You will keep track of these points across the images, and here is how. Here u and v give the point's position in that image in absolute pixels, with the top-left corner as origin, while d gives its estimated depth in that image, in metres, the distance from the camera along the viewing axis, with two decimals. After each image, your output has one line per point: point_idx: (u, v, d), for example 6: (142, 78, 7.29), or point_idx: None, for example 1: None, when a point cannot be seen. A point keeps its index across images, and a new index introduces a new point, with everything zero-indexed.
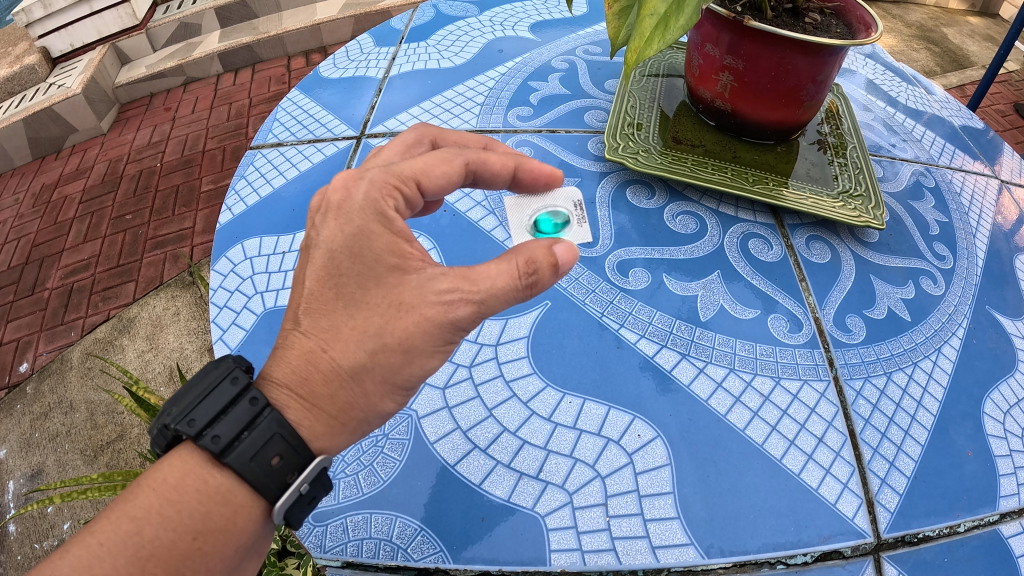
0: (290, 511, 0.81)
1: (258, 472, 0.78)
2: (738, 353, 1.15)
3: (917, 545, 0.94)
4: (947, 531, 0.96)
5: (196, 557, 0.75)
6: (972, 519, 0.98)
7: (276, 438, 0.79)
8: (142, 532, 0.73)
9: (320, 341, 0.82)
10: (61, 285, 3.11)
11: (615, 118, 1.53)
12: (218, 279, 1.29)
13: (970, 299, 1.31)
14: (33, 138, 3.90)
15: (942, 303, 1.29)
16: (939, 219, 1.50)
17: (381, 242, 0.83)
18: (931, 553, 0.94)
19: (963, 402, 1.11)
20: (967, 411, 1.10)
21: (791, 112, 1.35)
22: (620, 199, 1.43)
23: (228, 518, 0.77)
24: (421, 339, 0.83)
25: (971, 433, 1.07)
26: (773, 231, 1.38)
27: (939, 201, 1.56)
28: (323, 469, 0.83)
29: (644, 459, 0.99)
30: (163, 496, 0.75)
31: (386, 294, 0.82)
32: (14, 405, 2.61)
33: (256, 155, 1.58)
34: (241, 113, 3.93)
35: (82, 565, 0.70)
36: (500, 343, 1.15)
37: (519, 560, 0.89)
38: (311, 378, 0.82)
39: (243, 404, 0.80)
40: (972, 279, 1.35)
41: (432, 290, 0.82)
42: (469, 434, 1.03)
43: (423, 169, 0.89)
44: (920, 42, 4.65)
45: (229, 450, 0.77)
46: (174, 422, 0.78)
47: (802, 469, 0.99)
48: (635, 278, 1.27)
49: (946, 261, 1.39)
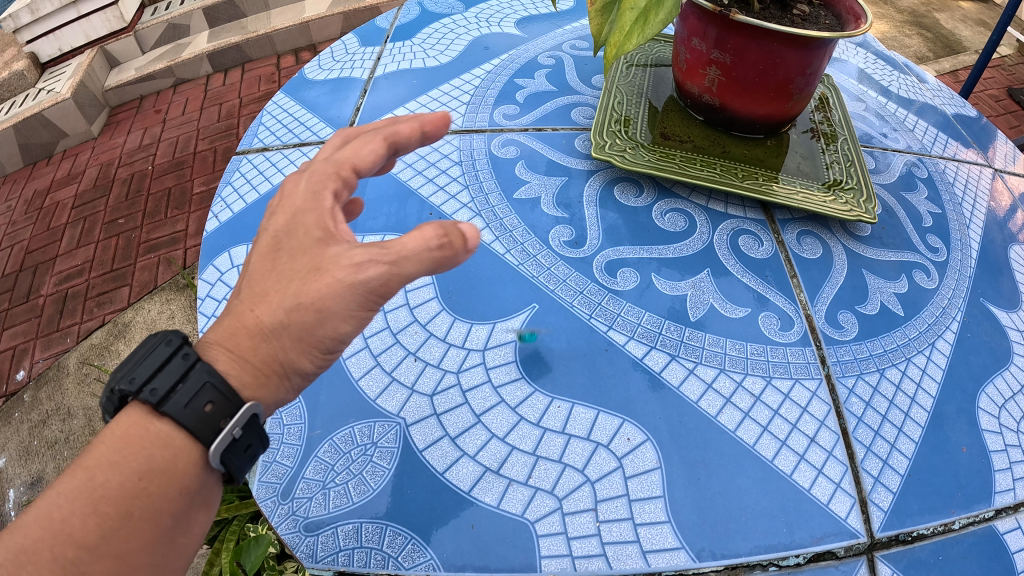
0: (226, 456, 0.78)
1: (194, 418, 0.75)
2: (729, 353, 1.13)
3: (911, 543, 0.94)
4: (941, 529, 0.96)
5: (143, 500, 0.72)
6: (968, 516, 0.98)
7: (214, 389, 0.77)
8: (91, 478, 0.71)
9: (248, 301, 0.81)
10: (55, 291, 3.09)
11: (602, 115, 1.49)
12: (205, 288, 1.27)
13: (964, 291, 1.31)
14: (24, 145, 3.88)
15: (936, 296, 1.28)
16: (932, 210, 1.49)
17: (308, 219, 0.84)
18: (926, 551, 0.94)
19: (957, 398, 1.11)
20: (961, 407, 1.10)
21: (780, 105, 1.34)
22: (608, 197, 1.38)
23: (171, 459, 0.74)
24: (335, 303, 0.79)
25: (966, 429, 1.07)
26: (764, 227, 1.36)
27: (932, 191, 1.55)
28: (255, 416, 0.80)
29: (634, 463, 0.98)
30: (106, 445, 0.72)
31: (305, 262, 0.80)
32: (12, 413, 2.60)
33: (242, 160, 1.55)
34: (231, 114, 3.91)
35: (38, 516, 0.69)
36: (487, 347, 1.12)
37: (509, 567, 0.88)
38: (236, 333, 0.80)
39: (175, 357, 0.77)
40: (967, 271, 1.35)
41: (345, 258, 0.79)
42: (458, 440, 1.01)
43: (353, 154, 0.92)
44: (912, 28, 4.64)
45: (166, 400, 0.75)
46: (117, 383, 0.75)
47: (795, 469, 0.99)
48: (623, 278, 1.23)
49: (940, 253, 1.38)
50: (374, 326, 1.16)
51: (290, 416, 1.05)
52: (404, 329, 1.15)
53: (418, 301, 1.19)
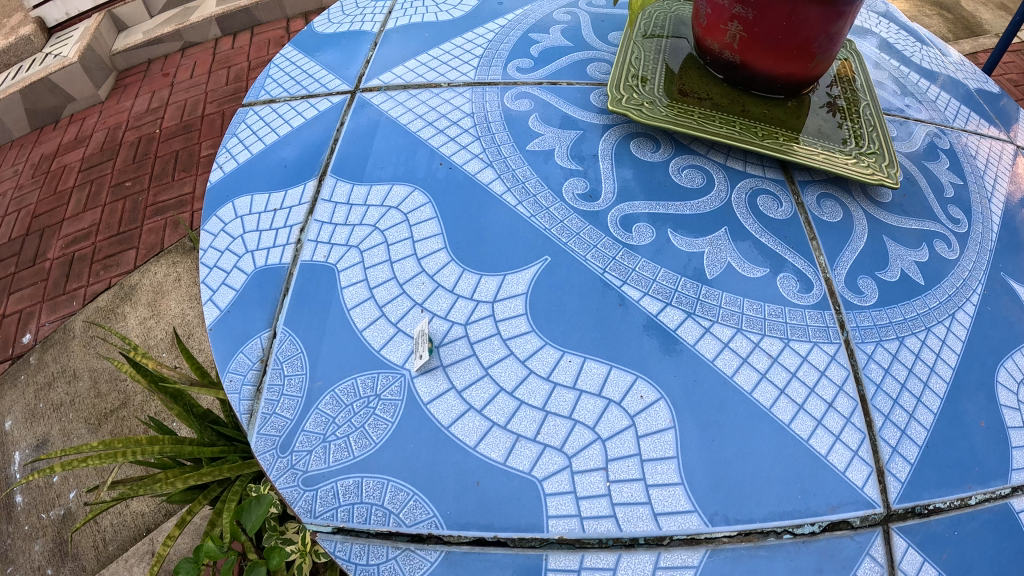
0: None
1: None
2: (746, 312, 1.08)
3: (927, 517, 0.92)
4: (957, 504, 0.93)
5: None
6: (984, 492, 0.95)
7: None
8: None
9: None
10: (62, 255, 3.07)
11: (619, 70, 1.44)
12: (208, 238, 1.23)
13: (985, 263, 1.27)
14: (31, 109, 3.84)
15: (956, 267, 1.24)
16: (954, 181, 1.44)
17: None
18: (941, 525, 0.91)
19: (975, 370, 1.08)
20: (979, 380, 1.07)
21: (801, 65, 1.29)
22: (624, 151, 1.31)
23: None
24: None
25: (984, 403, 1.04)
26: (783, 187, 1.30)
27: (954, 163, 1.50)
28: None
29: (647, 421, 0.95)
30: None
31: None
32: (17, 376, 2.59)
33: (248, 111, 1.51)
34: (240, 77, 3.85)
35: None
36: (497, 299, 1.08)
37: (516, 526, 0.87)
38: None
39: None
40: (987, 245, 1.30)
41: None
42: (464, 394, 0.97)
43: None
44: (932, 8, 4.54)
45: None
46: None
47: (811, 435, 0.96)
48: (639, 233, 1.18)
49: (961, 224, 1.33)
50: (380, 277, 1.12)
51: (291, 366, 1.03)
52: (411, 279, 1.11)
53: (426, 252, 1.15)
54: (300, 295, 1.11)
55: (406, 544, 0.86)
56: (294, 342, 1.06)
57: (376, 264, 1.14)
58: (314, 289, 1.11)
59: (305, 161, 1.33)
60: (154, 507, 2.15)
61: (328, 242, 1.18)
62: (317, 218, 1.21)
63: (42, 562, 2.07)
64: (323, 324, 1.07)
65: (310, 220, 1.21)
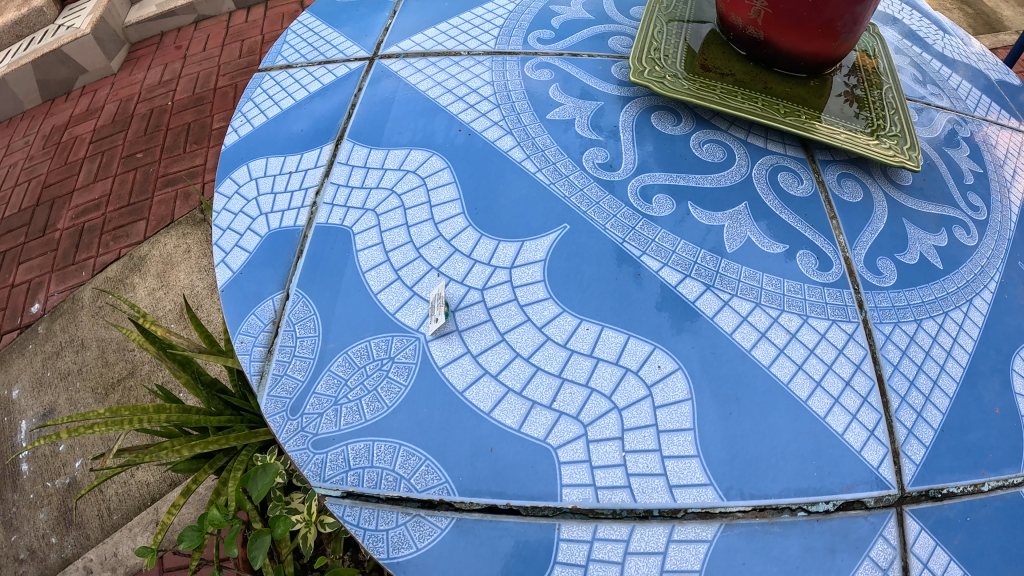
0: None
1: None
2: (765, 287, 1.07)
3: (940, 501, 0.91)
4: (970, 489, 0.93)
5: None
6: (996, 479, 0.95)
7: None
8: None
9: None
10: (71, 225, 3.07)
11: (641, 42, 1.42)
12: (222, 201, 1.24)
13: (1003, 251, 1.25)
14: (43, 81, 3.83)
15: (975, 254, 1.22)
16: (974, 168, 1.42)
17: None
18: (954, 510, 0.91)
19: (991, 357, 1.06)
20: (995, 366, 1.05)
21: (825, 44, 1.27)
22: (644, 124, 1.29)
23: None
24: None
25: (999, 390, 1.03)
26: (804, 165, 1.27)
27: (975, 150, 1.48)
28: None
29: (664, 392, 0.94)
30: None
31: None
32: (25, 345, 2.60)
33: (265, 77, 1.50)
34: (253, 50, 3.83)
35: None
36: (514, 266, 1.07)
37: (528, 495, 0.86)
38: None
39: None
40: (1006, 233, 1.29)
41: None
42: (480, 358, 0.97)
43: None
44: (953, 2, 4.48)
45: None
46: None
47: (828, 412, 0.95)
48: (659, 204, 1.16)
49: (980, 211, 1.31)
50: (396, 241, 1.11)
51: (304, 328, 1.03)
52: (427, 244, 1.10)
53: (443, 216, 1.14)
54: (315, 258, 1.11)
55: (416, 510, 0.86)
56: (307, 304, 1.05)
57: (392, 228, 1.13)
58: (329, 252, 1.11)
59: (323, 125, 1.32)
60: (159, 477, 2.15)
61: (344, 205, 1.17)
62: (333, 181, 1.21)
63: (47, 530, 2.08)
64: (337, 288, 1.06)
65: (326, 182, 1.21)
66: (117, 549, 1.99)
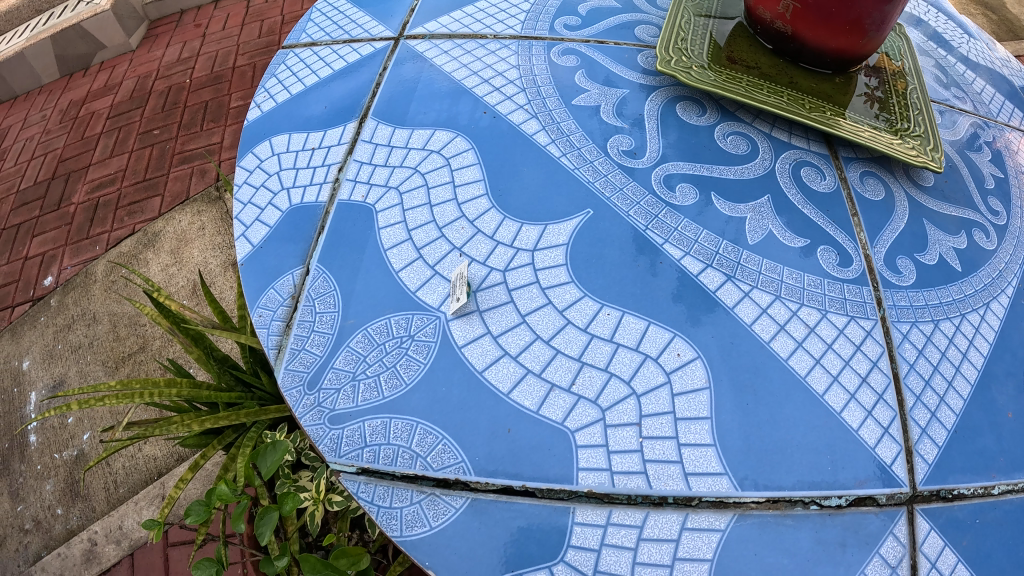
0: None
1: None
2: (785, 281, 1.06)
3: (951, 502, 0.91)
4: (981, 492, 0.92)
5: None
6: (1007, 483, 0.94)
7: None
8: None
9: None
10: (87, 199, 3.08)
11: (668, 32, 1.41)
12: (244, 175, 1.24)
13: (1021, 257, 1.24)
14: (61, 56, 3.85)
15: (994, 258, 1.21)
16: (995, 173, 1.41)
17: None
18: (964, 511, 0.91)
19: (1006, 361, 1.06)
20: (1010, 370, 1.05)
21: (853, 41, 1.26)
22: (669, 113, 1.29)
23: None
24: None
25: (1012, 394, 1.03)
26: (827, 161, 1.26)
27: (997, 156, 1.46)
28: None
29: (682, 380, 0.94)
30: None
31: None
32: (37, 318, 2.62)
33: (289, 54, 1.51)
34: (272, 30, 3.82)
35: None
36: (537, 249, 1.07)
37: (544, 477, 0.86)
38: None
39: None
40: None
41: None
42: (500, 340, 0.97)
43: None
44: (977, 7, 4.44)
45: None
46: None
47: (844, 407, 0.94)
48: (682, 193, 1.16)
49: (1000, 217, 1.30)
50: (418, 220, 1.11)
51: (323, 304, 1.03)
52: (450, 224, 1.10)
53: (467, 197, 1.14)
54: (336, 234, 1.11)
55: (431, 489, 0.87)
56: (326, 280, 1.06)
57: (415, 207, 1.13)
58: (350, 229, 1.11)
59: (348, 103, 1.32)
60: (166, 452, 2.16)
61: (366, 183, 1.17)
62: (356, 159, 1.21)
63: (53, 501, 2.10)
64: (357, 266, 1.07)
65: (349, 159, 1.21)
66: (122, 522, 2.00)
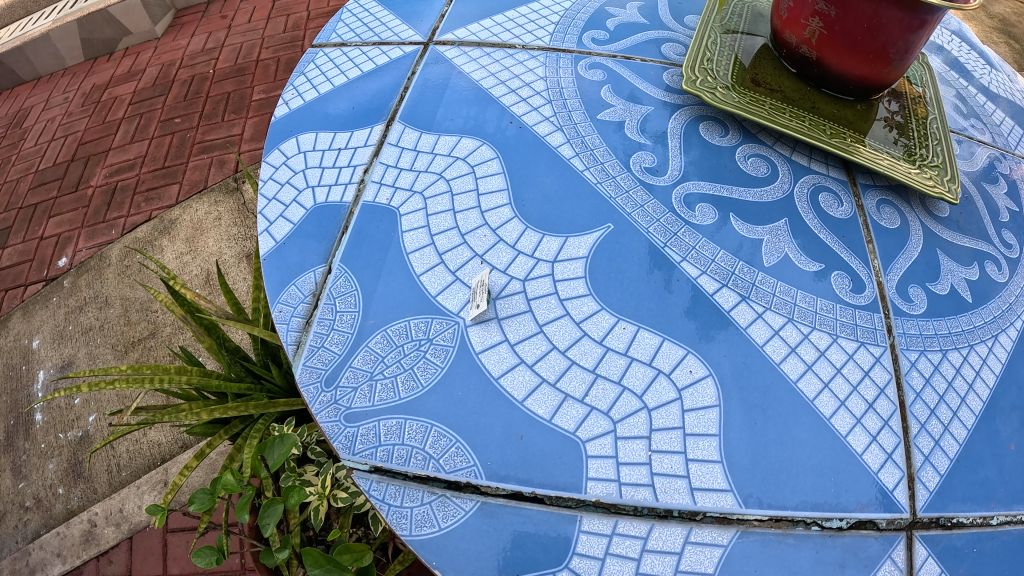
0: None
1: None
2: (799, 304, 1.08)
3: (950, 529, 0.92)
4: (980, 521, 0.94)
5: None
6: (1006, 514, 0.95)
7: None
8: None
9: None
10: (105, 183, 3.12)
11: (694, 52, 1.43)
12: (269, 170, 1.27)
13: None
14: (87, 39, 3.90)
15: (1004, 291, 1.22)
16: (1010, 206, 1.42)
17: None
18: (962, 540, 0.92)
19: (1012, 394, 1.07)
20: (1015, 403, 1.06)
21: (876, 69, 1.27)
22: (692, 132, 1.31)
23: None
24: None
25: (1016, 427, 1.04)
26: (845, 187, 1.27)
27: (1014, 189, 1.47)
28: None
29: (693, 397, 0.95)
30: None
31: None
32: (50, 298, 2.65)
33: (319, 53, 1.53)
34: (298, 25, 3.85)
35: None
36: (556, 260, 1.09)
37: (553, 484, 0.88)
38: None
39: None
40: None
41: None
42: (516, 348, 0.99)
43: None
44: (1000, 35, 4.45)
45: None
46: None
47: (849, 431, 0.96)
48: (701, 212, 1.18)
49: (1013, 249, 1.31)
50: (442, 225, 1.13)
51: (343, 303, 1.05)
52: (473, 231, 1.12)
53: (490, 205, 1.16)
54: (359, 234, 1.13)
55: (442, 491, 0.89)
56: (348, 280, 1.08)
57: (439, 212, 1.15)
58: (373, 230, 1.13)
59: (376, 105, 1.34)
60: (171, 438, 2.17)
61: (391, 186, 1.19)
62: (382, 161, 1.23)
63: (55, 481, 2.13)
64: (379, 267, 1.09)
65: (375, 162, 1.23)
66: (123, 505, 2.03)
